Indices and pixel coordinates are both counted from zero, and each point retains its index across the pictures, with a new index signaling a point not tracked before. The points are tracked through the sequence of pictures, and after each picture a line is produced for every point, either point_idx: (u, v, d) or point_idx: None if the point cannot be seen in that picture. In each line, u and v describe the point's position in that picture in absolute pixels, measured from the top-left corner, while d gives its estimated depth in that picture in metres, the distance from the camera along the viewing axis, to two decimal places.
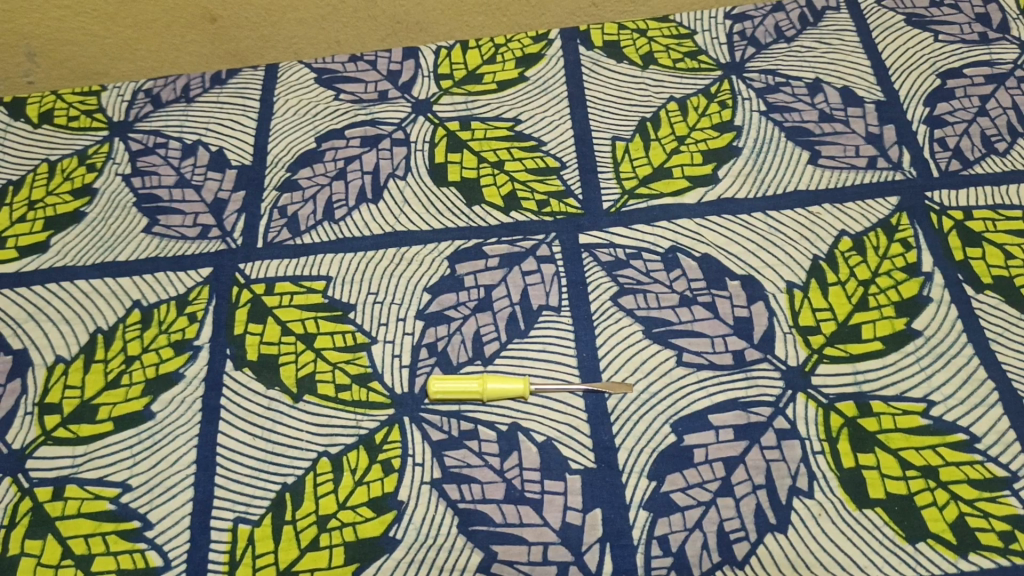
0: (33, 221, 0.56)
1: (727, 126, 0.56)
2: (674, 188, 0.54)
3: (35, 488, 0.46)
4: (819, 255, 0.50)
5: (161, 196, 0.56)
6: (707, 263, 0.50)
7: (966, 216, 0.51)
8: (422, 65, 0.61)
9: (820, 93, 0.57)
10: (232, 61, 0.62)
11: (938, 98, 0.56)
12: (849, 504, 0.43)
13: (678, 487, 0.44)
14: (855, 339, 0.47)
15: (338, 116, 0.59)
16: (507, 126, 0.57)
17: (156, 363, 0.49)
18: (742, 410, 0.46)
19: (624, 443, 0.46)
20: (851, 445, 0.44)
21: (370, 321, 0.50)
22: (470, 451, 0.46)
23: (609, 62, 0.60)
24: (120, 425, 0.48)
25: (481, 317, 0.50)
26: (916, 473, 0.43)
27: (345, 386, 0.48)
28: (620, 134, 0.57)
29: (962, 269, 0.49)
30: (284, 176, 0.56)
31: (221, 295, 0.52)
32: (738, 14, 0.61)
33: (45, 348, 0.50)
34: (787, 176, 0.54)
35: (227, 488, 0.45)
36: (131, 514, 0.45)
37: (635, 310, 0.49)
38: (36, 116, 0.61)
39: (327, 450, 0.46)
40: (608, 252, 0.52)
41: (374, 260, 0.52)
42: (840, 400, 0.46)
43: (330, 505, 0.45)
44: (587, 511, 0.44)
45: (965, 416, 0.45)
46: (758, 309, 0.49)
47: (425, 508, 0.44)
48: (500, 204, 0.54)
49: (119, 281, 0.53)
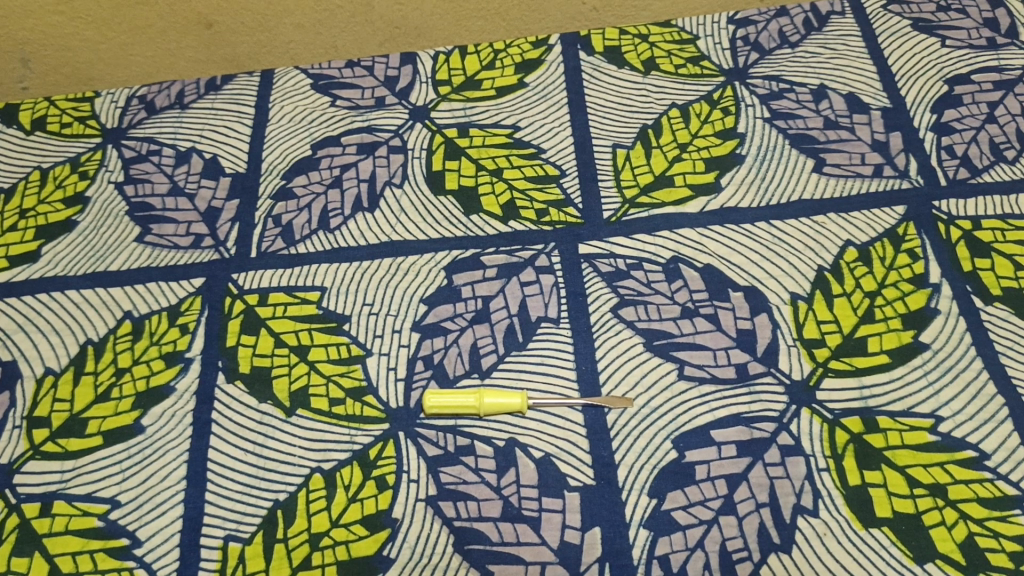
0: (24, 230, 0.55)
1: (730, 134, 0.55)
2: (676, 198, 0.52)
3: (23, 504, 0.45)
4: (823, 265, 0.49)
5: (154, 205, 0.55)
6: (709, 274, 0.49)
7: (974, 225, 0.50)
8: (420, 71, 0.60)
9: (825, 99, 0.56)
10: (227, 66, 0.61)
11: (945, 104, 0.55)
12: (855, 522, 0.42)
13: (679, 505, 0.43)
14: (861, 352, 0.46)
15: (334, 122, 0.58)
16: (506, 133, 0.56)
17: (147, 376, 0.48)
18: (745, 425, 0.45)
19: (624, 459, 0.44)
20: (857, 462, 0.43)
21: (366, 333, 0.49)
22: (466, 467, 0.45)
23: (610, 68, 0.59)
24: (110, 439, 0.47)
25: (479, 329, 0.49)
26: (923, 491, 0.42)
27: (339, 400, 0.47)
28: (621, 141, 0.56)
29: (970, 280, 0.48)
30: (278, 184, 0.55)
31: (214, 306, 0.51)
32: (742, 19, 0.60)
33: (34, 360, 0.49)
34: (790, 184, 0.52)
35: (218, 505, 0.44)
36: (119, 532, 0.44)
37: (636, 322, 0.48)
38: (29, 123, 0.60)
39: (320, 466, 0.45)
40: (608, 263, 0.50)
41: (369, 270, 0.51)
42: (846, 415, 0.44)
43: (323, 522, 0.44)
44: (586, 530, 0.43)
45: (974, 432, 0.44)
46: (762, 321, 0.48)
47: (419, 526, 0.43)
48: (498, 213, 0.53)
49: (110, 291, 0.52)
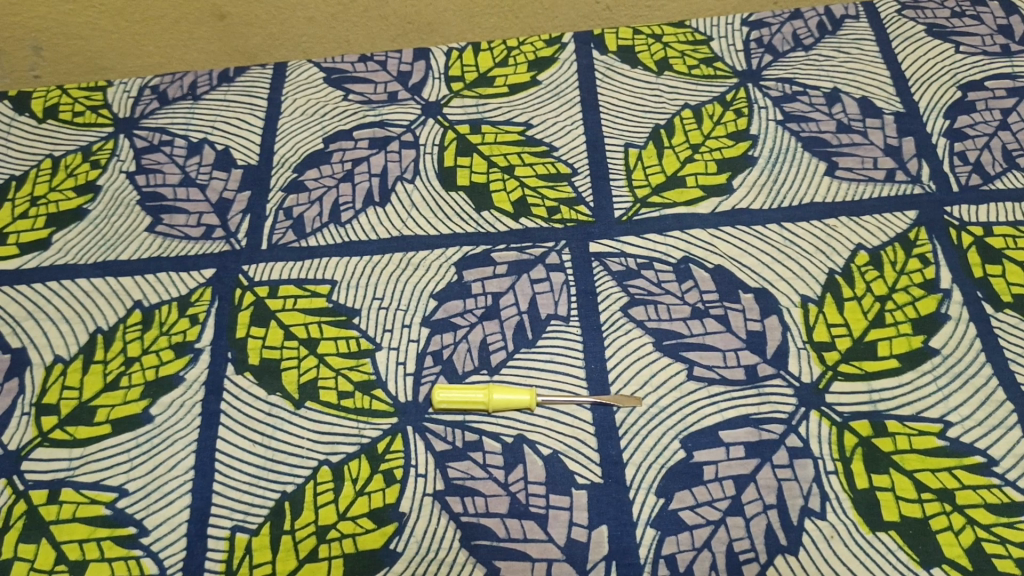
0: (35, 218, 0.55)
1: (743, 135, 0.55)
2: (688, 198, 0.53)
3: (30, 490, 0.45)
4: (835, 269, 0.49)
5: (165, 195, 0.55)
6: (720, 274, 0.49)
7: (985, 232, 0.50)
8: (433, 66, 0.60)
9: (838, 103, 0.56)
10: (240, 59, 0.61)
11: (958, 110, 0.55)
12: (863, 526, 0.42)
13: (687, 505, 0.43)
14: (871, 356, 0.46)
15: (346, 116, 0.58)
16: (519, 130, 0.56)
17: (156, 365, 0.48)
18: (754, 426, 0.45)
19: (632, 458, 0.44)
20: (865, 465, 0.43)
21: (375, 327, 0.49)
22: (473, 463, 0.45)
23: (623, 67, 0.59)
24: (118, 428, 0.47)
25: (489, 325, 0.49)
26: (931, 496, 0.42)
27: (348, 394, 0.47)
28: (633, 140, 0.56)
29: (981, 287, 0.48)
30: (290, 176, 0.56)
31: (224, 297, 0.51)
32: (756, 21, 0.60)
33: (44, 348, 0.50)
34: (802, 187, 0.52)
35: (226, 495, 0.45)
36: (126, 520, 0.44)
37: (646, 322, 0.48)
38: (41, 111, 0.60)
39: (328, 459, 0.45)
40: (619, 261, 0.50)
41: (379, 265, 0.51)
42: (855, 418, 0.44)
43: (330, 515, 0.44)
44: (592, 527, 0.43)
45: (982, 438, 0.44)
46: (772, 323, 0.48)
47: (427, 520, 0.43)
48: (509, 210, 0.53)
49: (120, 280, 0.52)
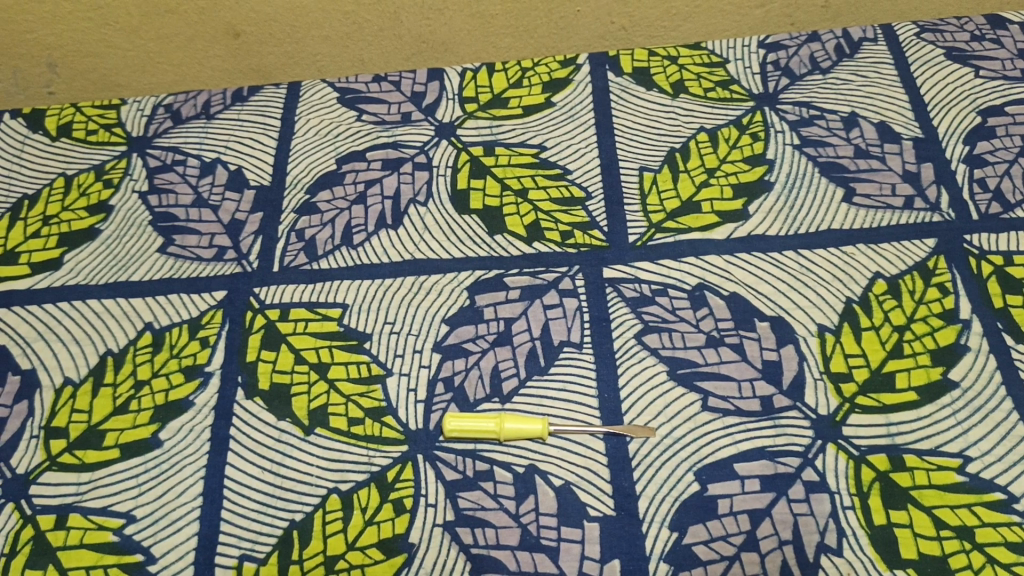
0: (47, 237, 0.55)
1: (759, 160, 0.54)
2: (703, 223, 0.52)
3: (38, 515, 0.45)
4: (852, 297, 0.48)
5: (177, 215, 0.55)
6: (736, 302, 0.49)
7: (1005, 261, 0.49)
8: (447, 87, 0.60)
9: (855, 127, 0.55)
10: (254, 77, 0.61)
11: (978, 136, 0.54)
12: (880, 564, 0.41)
13: (701, 540, 0.42)
14: (888, 388, 0.45)
15: (359, 138, 0.58)
16: (533, 153, 0.56)
17: (166, 389, 0.48)
18: (770, 459, 0.44)
19: (645, 491, 0.44)
20: (883, 501, 0.42)
21: (386, 352, 0.49)
22: (484, 493, 0.44)
23: (639, 89, 0.59)
24: (127, 452, 0.46)
25: (500, 351, 0.48)
26: (950, 533, 0.41)
27: (358, 421, 0.46)
28: (648, 164, 0.55)
29: (1001, 318, 0.47)
30: (303, 198, 0.55)
31: (234, 320, 0.50)
32: (773, 43, 0.60)
33: (54, 370, 0.49)
34: (820, 215, 0.52)
35: (233, 523, 0.44)
36: (134, 547, 0.44)
37: (659, 350, 0.48)
38: (55, 128, 0.60)
39: (337, 486, 0.45)
40: (633, 287, 0.50)
41: (391, 289, 0.51)
42: (872, 452, 0.44)
43: (339, 545, 0.43)
44: (604, 562, 0.42)
45: (1003, 474, 0.43)
46: (788, 352, 0.47)
47: (437, 551, 0.43)
48: (522, 234, 0.52)
49: (131, 302, 0.51)
